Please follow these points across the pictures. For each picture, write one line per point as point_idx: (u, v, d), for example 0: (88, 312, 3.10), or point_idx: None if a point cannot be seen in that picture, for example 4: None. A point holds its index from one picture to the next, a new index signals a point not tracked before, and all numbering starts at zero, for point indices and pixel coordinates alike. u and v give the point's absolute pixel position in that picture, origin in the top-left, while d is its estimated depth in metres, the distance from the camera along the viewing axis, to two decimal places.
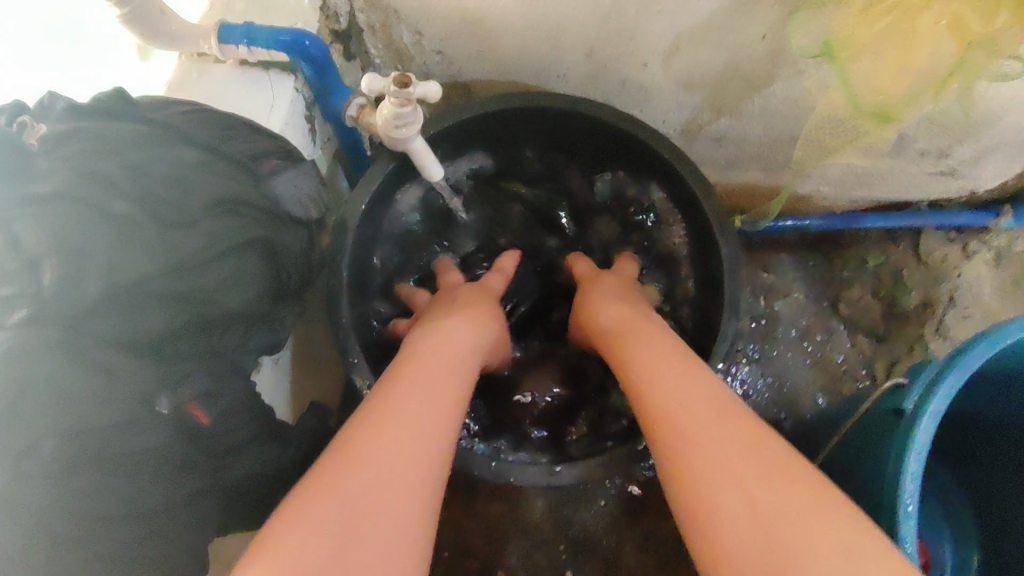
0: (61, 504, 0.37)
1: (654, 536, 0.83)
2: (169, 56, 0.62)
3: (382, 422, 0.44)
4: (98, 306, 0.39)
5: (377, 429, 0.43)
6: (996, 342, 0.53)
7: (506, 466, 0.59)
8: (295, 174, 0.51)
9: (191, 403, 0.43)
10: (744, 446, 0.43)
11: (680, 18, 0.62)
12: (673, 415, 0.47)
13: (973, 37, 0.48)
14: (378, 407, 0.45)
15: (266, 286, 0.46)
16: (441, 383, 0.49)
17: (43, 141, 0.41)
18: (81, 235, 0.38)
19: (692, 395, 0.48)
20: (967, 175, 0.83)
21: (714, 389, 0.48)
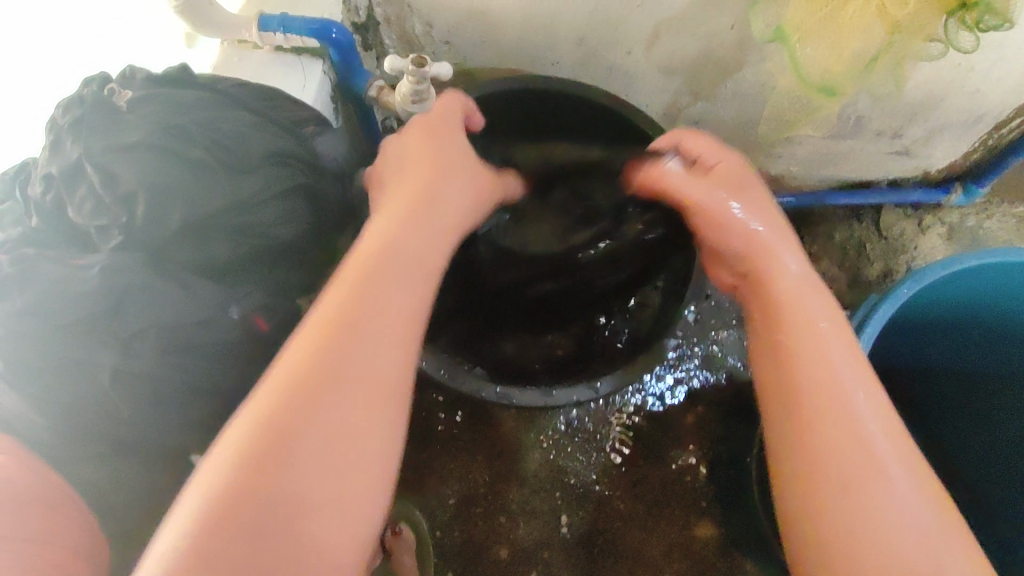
0: (157, 382, 0.45)
1: (642, 483, 0.91)
2: (213, 43, 0.71)
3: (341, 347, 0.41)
4: (177, 232, 0.48)
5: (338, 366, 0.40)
6: (924, 277, 0.62)
7: (507, 390, 0.67)
8: (331, 136, 0.61)
9: (253, 313, 0.50)
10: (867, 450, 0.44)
11: (658, 10, 0.72)
12: (790, 362, 0.49)
13: (898, 20, 0.58)
14: (346, 318, 0.42)
15: (312, 226, 0.54)
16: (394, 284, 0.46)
17: (128, 103, 0.50)
18: (162, 175, 0.47)
19: (806, 332, 0.50)
20: (920, 154, 0.94)
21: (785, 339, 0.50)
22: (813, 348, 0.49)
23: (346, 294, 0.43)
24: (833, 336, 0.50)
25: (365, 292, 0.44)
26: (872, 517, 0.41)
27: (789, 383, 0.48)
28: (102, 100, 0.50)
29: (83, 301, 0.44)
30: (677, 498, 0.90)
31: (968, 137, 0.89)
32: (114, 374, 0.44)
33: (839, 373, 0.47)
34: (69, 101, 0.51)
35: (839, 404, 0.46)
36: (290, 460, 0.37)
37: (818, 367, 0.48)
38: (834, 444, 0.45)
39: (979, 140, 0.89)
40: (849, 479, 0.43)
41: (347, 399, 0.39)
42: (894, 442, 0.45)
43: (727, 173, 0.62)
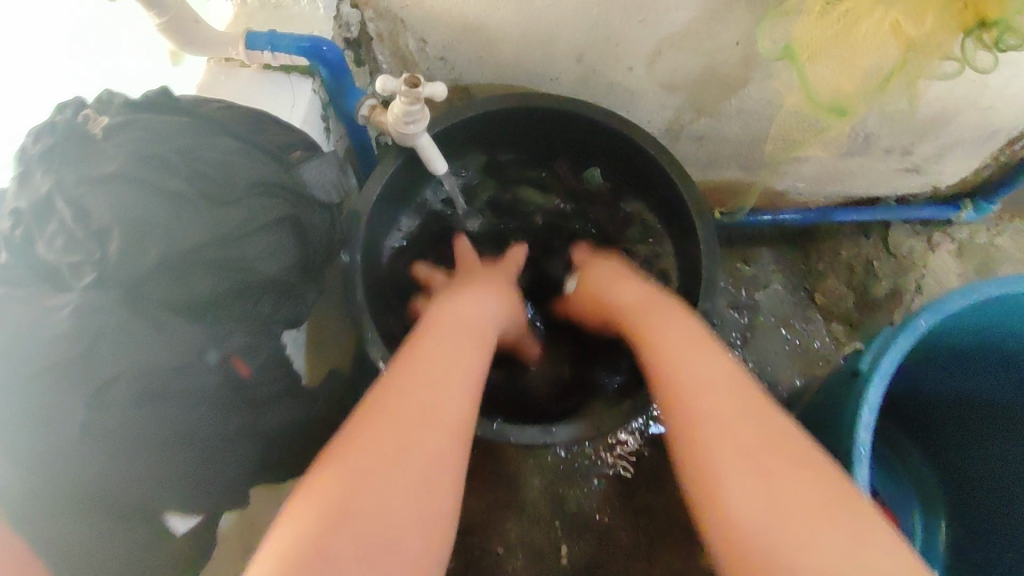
0: (133, 430, 0.43)
1: (644, 511, 0.88)
2: (197, 61, 0.68)
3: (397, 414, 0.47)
4: (154, 270, 0.45)
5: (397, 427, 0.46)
6: (941, 310, 0.59)
7: (505, 427, 0.64)
8: (317, 163, 0.57)
9: (234, 356, 0.48)
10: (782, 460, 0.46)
11: (660, 26, 0.70)
12: (686, 410, 0.51)
13: (913, 38, 0.55)
14: (405, 391, 0.49)
15: (295, 259, 0.52)
16: (447, 364, 0.53)
17: (104, 130, 0.47)
18: (140, 209, 0.44)
19: (696, 379, 0.52)
20: (929, 171, 0.91)
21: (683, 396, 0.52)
22: (700, 394, 0.51)
23: (409, 374, 0.50)
24: (722, 375, 0.52)
25: (420, 373, 0.51)
26: (778, 544, 0.42)
27: (692, 416, 0.50)
28: (75, 127, 0.47)
29: (52, 347, 0.41)
30: (681, 527, 0.87)
31: (978, 153, 0.86)
32: (85, 425, 0.42)
33: (728, 412, 0.49)
34: (40, 127, 0.48)
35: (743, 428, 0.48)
36: (368, 489, 0.42)
37: (707, 409, 0.49)
38: (730, 477, 0.46)
39: (990, 156, 0.87)
40: (749, 510, 0.44)
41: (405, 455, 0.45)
42: (794, 470, 0.45)
43: (616, 271, 0.73)
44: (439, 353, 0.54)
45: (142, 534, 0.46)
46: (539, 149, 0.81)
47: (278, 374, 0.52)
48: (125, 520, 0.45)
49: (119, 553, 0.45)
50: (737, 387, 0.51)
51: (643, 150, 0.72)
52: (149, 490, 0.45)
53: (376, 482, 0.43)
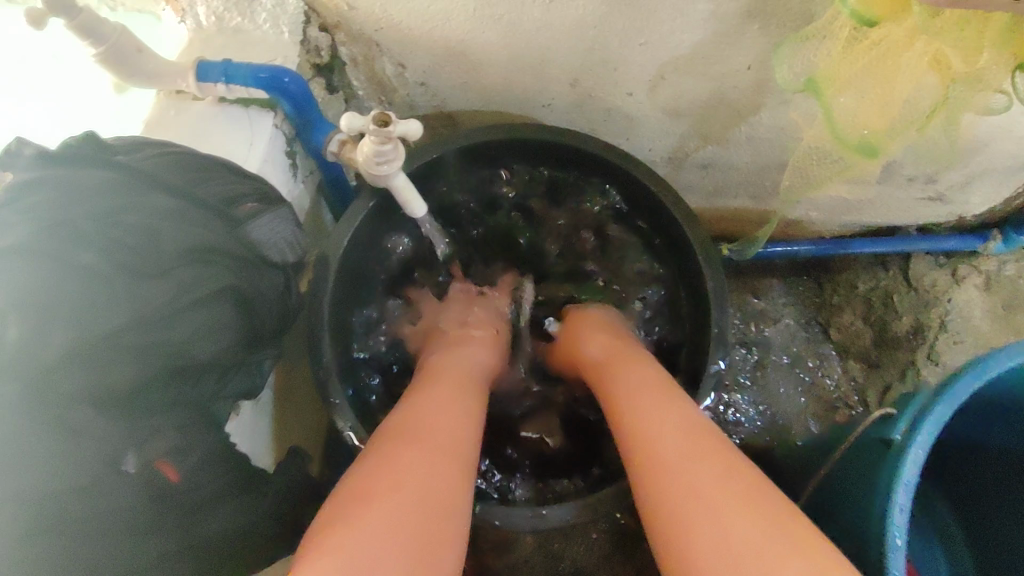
0: (30, 564, 0.36)
1: (649, 569, 0.80)
2: (145, 93, 0.61)
3: (393, 452, 0.47)
4: (63, 361, 0.37)
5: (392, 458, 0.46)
6: (985, 371, 0.52)
7: (489, 508, 0.57)
8: (272, 217, 0.50)
9: (159, 461, 0.40)
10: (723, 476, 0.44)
11: (664, 49, 0.62)
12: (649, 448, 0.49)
13: (956, 74, 0.49)
14: (399, 433, 0.48)
15: (237, 335, 0.45)
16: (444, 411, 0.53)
17: (7, 194, 0.40)
18: (44, 291, 0.37)
19: (657, 421, 0.51)
20: (955, 200, 0.83)
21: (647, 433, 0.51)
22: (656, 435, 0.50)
23: (402, 425, 0.50)
24: (681, 415, 0.51)
25: (414, 421, 0.50)
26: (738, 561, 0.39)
27: (652, 451, 0.48)
28: None
29: None
30: None
31: (1011, 182, 0.79)
32: None
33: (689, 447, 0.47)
34: None
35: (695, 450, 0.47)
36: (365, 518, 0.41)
37: (667, 443, 0.48)
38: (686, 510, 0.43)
39: (1022, 185, 0.79)
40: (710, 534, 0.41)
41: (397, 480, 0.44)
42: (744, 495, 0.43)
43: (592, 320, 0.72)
44: (433, 405, 0.53)
45: None
46: (540, 187, 0.73)
47: (223, 473, 0.44)
48: None
49: None
50: (695, 424, 0.50)
51: (640, 185, 0.65)
52: None
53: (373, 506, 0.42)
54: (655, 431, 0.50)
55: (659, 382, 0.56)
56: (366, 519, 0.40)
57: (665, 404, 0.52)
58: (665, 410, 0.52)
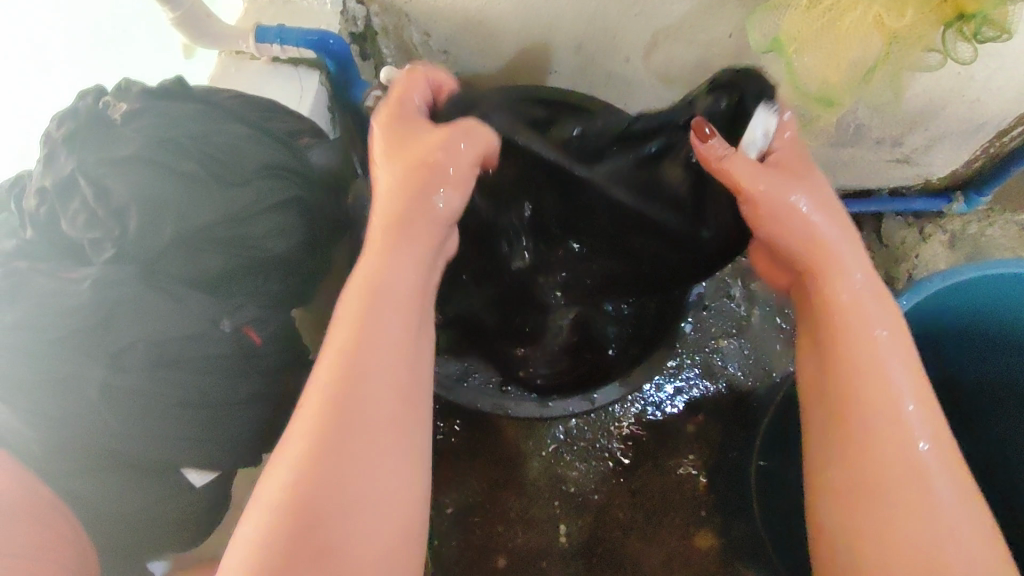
0: (145, 396, 0.46)
1: (643, 492, 0.87)
2: (210, 53, 0.72)
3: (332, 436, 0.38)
4: (168, 247, 0.48)
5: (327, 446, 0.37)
6: (921, 291, 0.62)
7: (504, 402, 0.68)
8: (325, 147, 0.60)
9: (246, 326, 0.51)
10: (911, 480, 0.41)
11: (655, 19, 0.72)
12: (862, 391, 0.44)
13: (895, 30, 0.58)
14: (351, 385, 0.39)
15: (302, 238, 0.54)
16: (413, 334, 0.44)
17: (122, 115, 0.50)
18: (157, 189, 0.47)
19: (857, 354, 0.45)
20: (920, 162, 0.93)
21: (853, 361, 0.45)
22: (875, 359, 0.44)
23: (347, 370, 0.39)
24: (898, 351, 0.45)
25: (365, 368, 0.40)
26: (925, 529, 0.40)
27: (874, 391, 0.43)
28: (96, 112, 0.49)
29: (73, 316, 0.44)
30: (680, 507, 0.86)
31: (969, 145, 0.88)
32: (103, 387, 0.45)
33: (895, 388, 0.43)
34: (63, 114, 0.50)
35: (903, 417, 0.42)
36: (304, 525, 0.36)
37: (879, 382, 0.43)
38: (880, 470, 0.42)
39: (979, 148, 0.88)
40: (895, 495, 0.41)
41: (343, 475, 0.37)
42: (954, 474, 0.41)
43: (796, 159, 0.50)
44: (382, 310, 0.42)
45: (158, 489, 0.49)
46: None
47: (284, 348, 0.54)
48: (139, 476, 0.48)
49: (135, 504, 0.49)
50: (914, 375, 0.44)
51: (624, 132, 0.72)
52: (164, 452, 0.48)
53: (314, 510, 0.36)
54: (874, 370, 0.44)
55: (872, 289, 0.47)
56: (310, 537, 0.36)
57: (881, 343, 0.45)
58: (883, 358, 0.44)
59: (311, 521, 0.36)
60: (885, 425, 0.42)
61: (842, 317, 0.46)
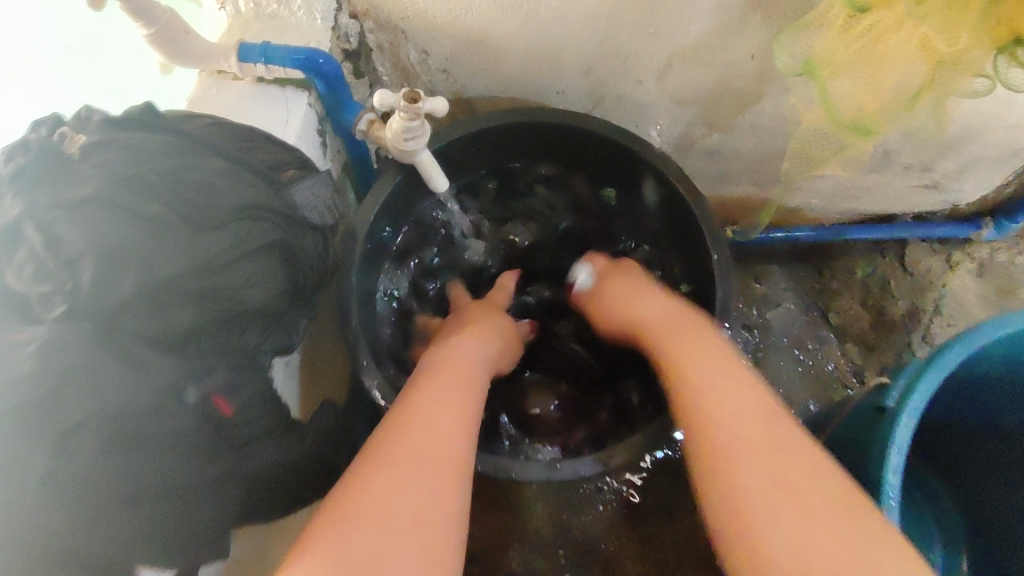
0: (94, 480, 0.39)
1: (652, 540, 0.81)
2: (187, 73, 0.65)
3: (394, 452, 0.46)
4: (132, 302, 0.42)
5: (394, 453, 0.46)
6: (971, 342, 0.56)
7: (507, 462, 0.61)
8: (313, 181, 0.54)
9: (215, 394, 0.46)
10: (766, 465, 0.43)
11: (672, 39, 0.67)
12: (715, 410, 0.48)
13: (942, 56, 0.52)
14: (411, 420, 0.49)
15: (282, 287, 0.49)
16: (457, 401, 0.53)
17: (81, 149, 0.44)
18: (116, 237, 0.41)
19: (704, 385, 0.50)
20: (948, 188, 0.87)
21: (705, 393, 0.49)
22: (726, 383, 0.50)
23: (406, 417, 0.50)
24: (741, 375, 0.50)
25: (423, 406, 0.51)
26: (805, 539, 0.39)
27: (720, 410, 0.48)
28: (51, 146, 0.44)
29: (18, 388, 0.38)
30: (693, 559, 0.79)
31: (1002, 171, 0.82)
32: (41, 478, 0.38)
33: (748, 409, 0.47)
34: (13, 147, 0.44)
35: (753, 428, 0.46)
36: (358, 515, 0.42)
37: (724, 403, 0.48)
38: (753, 488, 0.43)
39: (1011, 174, 0.83)
40: (757, 505, 0.42)
41: (400, 477, 0.45)
42: (812, 475, 0.42)
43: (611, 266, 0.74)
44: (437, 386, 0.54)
45: None
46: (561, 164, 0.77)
47: (264, 414, 0.50)
48: None
49: None
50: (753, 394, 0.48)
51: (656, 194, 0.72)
52: (120, 542, 0.41)
53: (372, 502, 0.43)
54: (714, 394, 0.49)
55: (697, 330, 0.57)
56: (364, 524, 0.42)
57: (723, 367, 0.51)
58: (723, 381, 0.50)
59: (362, 511, 0.42)
60: (740, 432, 0.46)
61: (693, 358, 0.53)
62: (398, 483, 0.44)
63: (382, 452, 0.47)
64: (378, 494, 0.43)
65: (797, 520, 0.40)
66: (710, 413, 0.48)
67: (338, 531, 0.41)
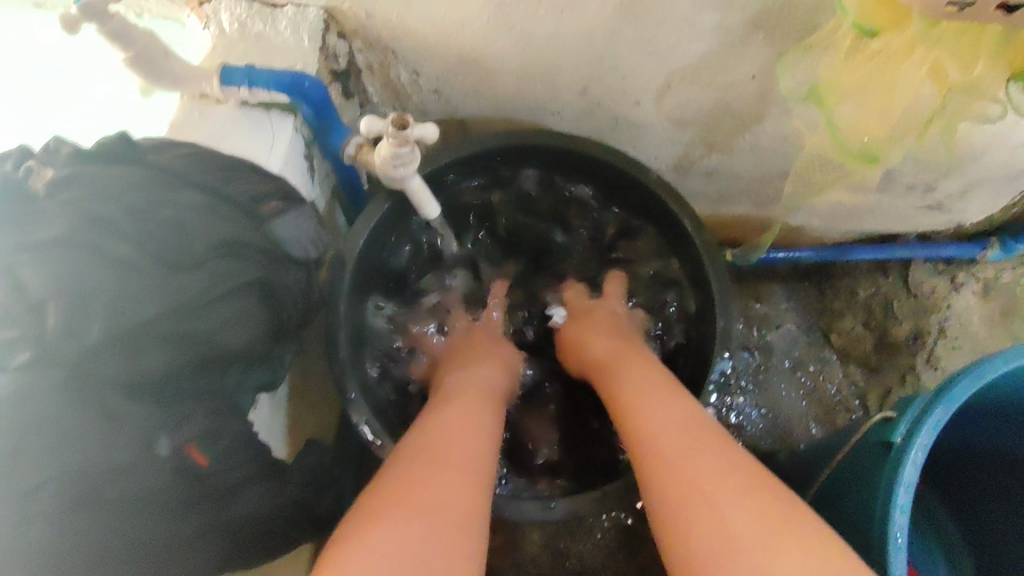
0: (57, 545, 0.38)
1: (652, 567, 0.78)
2: (168, 98, 0.63)
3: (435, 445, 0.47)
4: (103, 347, 0.39)
5: (437, 446, 0.47)
6: (981, 375, 0.53)
7: (500, 501, 0.59)
8: (295, 215, 0.53)
9: (189, 445, 0.43)
10: (730, 469, 0.44)
11: (671, 60, 0.64)
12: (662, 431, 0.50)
13: (953, 83, 0.50)
14: (442, 423, 0.51)
15: (264, 325, 0.47)
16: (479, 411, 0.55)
17: (48, 185, 0.42)
18: (85, 281, 0.39)
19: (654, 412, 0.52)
20: (952, 209, 0.85)
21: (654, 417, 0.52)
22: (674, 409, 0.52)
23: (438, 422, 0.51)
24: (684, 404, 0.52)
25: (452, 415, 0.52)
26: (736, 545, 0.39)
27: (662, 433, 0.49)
28: (16, 184, 0.41)
29: None
30: None
31: (1007, 192, 0.80)
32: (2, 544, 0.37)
33: (696, 428, 0.49)
34: None
35: (692, 445, 0.47)
36: (417, 491, 0.42)
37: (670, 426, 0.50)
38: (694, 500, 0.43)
39: (1017, 194, 0.81)
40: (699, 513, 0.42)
41: (446, 465, 0.45)
42: (744, 488, 0.42)
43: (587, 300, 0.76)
44: (460, 400, 0.56)
45: None
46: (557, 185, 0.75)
47: (243, 462, 0.46)
48: None
49: None
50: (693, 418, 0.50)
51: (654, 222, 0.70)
52: None
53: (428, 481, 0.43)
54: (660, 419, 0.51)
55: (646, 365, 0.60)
56: (425, 498, 0.42)
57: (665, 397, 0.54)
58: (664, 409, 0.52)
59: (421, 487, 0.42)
60: (688, 446, 0.47)
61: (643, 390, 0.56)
62: (447, 470, 0.45)
63: (422, 445, 0.47)
64: (433, 476, 0.44)
65: (726, 528, 0.40)
66: (657, 436, 0.50)
67: (401, 503, 0.41)
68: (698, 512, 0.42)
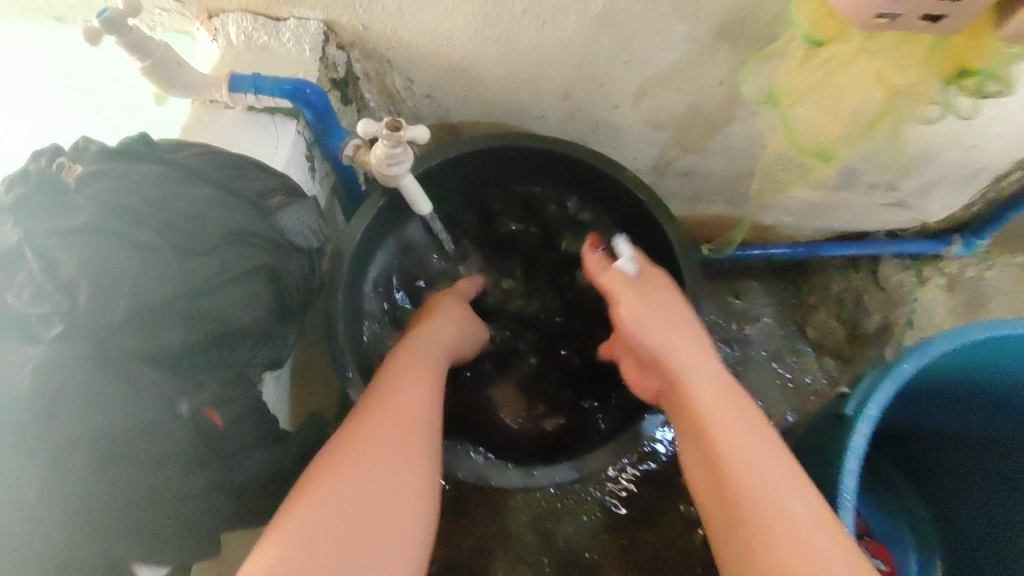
0: (86, 492, 0.41)
1: (634, 549, 0.82)
2: (182, 104, 0.69)
3: (386, 418, 0.53)
4: (126, 323, 0.44)
5: (391, 419, 0.53)
6: (924, 354, 0.58)
7: (486, 470, 0.64)
8: (298, 207, 0.58)
9: (206, 408, 0.48)
10: (774, 457, 0.49)
11: (645, 66, 0.70)
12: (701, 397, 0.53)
13: (897, 86, 0.55)
14: (393, 391, 0.56)
15: (269, 307, 0.52)
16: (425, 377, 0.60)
17: (77, 179, 0.47)
18: (111, 264, 0.44)
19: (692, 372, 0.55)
20: (916, 206, 0.90)
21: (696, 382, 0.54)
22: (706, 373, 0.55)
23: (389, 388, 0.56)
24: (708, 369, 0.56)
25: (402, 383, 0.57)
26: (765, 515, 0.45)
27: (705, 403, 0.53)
28: (47, 176, 0.46)
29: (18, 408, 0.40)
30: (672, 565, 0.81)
31: (966, 190, 0.85)
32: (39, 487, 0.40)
33: (729, 402, 0.53)
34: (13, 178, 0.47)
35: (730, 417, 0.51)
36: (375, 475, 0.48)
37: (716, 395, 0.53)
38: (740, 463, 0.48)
39: (977, 194, 0.86)
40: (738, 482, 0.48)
41: (395, 441, 0.51)
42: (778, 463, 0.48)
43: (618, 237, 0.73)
44: (412, 363, 0.61)
45: None
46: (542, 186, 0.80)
47: (247, 427, 0.51)
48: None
49: None
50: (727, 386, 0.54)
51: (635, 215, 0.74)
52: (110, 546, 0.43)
53: (374, 462, 0.49)
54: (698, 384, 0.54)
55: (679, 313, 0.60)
56: (375, 480, 0.48)
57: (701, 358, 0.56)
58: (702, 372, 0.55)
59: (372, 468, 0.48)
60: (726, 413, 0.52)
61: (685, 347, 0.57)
62: (393, 445, 0.51)
63: (376, 417, 0.53)
64: (379, 458, 0.49)
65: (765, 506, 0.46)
66: (707, 399, 0.53)
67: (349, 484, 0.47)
68: (744, 488, 0.47)
